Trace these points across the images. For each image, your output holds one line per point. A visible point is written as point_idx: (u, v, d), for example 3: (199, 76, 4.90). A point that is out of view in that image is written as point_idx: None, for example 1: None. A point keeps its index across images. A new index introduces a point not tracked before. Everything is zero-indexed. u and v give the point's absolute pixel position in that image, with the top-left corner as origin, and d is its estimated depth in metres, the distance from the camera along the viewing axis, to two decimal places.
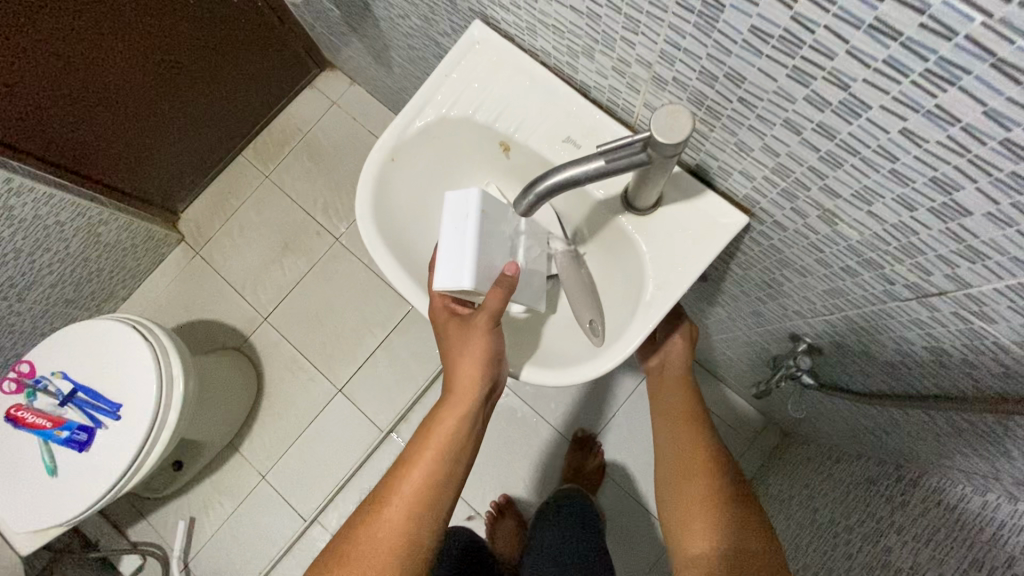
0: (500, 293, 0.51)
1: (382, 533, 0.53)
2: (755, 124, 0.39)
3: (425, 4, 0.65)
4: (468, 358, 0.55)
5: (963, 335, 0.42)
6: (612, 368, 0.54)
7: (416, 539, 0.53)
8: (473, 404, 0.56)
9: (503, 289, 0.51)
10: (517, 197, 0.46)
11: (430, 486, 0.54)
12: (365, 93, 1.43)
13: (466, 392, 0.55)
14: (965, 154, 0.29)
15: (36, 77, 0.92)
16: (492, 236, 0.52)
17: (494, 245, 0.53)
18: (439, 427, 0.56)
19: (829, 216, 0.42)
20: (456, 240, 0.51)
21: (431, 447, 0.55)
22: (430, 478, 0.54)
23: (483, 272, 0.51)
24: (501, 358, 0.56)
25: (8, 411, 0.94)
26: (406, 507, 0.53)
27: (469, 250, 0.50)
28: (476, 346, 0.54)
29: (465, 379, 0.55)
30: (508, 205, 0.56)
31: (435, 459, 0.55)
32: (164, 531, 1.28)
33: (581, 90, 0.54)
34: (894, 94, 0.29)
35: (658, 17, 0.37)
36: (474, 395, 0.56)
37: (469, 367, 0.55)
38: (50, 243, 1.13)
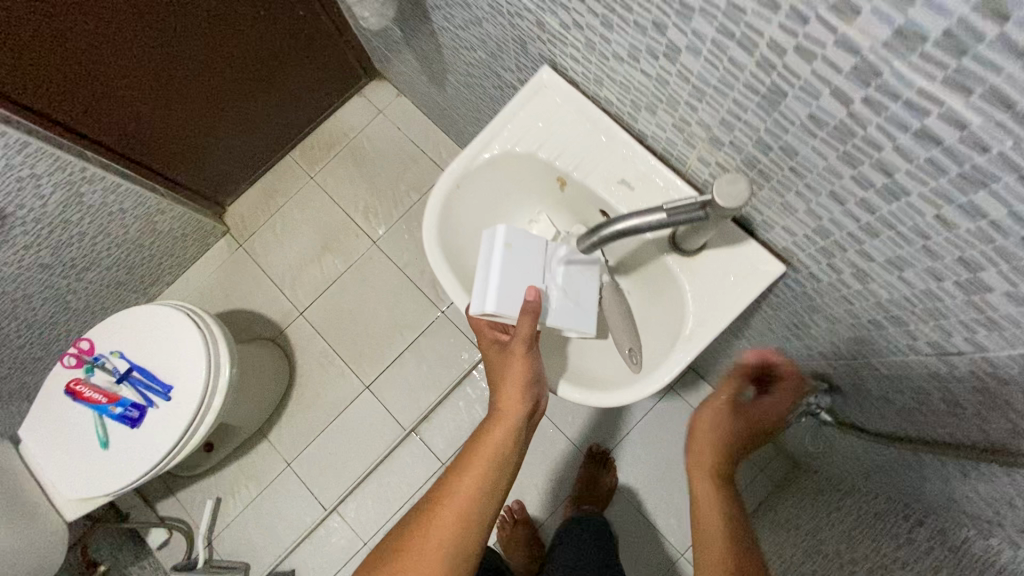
0: (526, 319, 0.57)
1: (435, 534, 0.53)
2: (803, 191, 0.44)
3: (494, 43, 0.70)
4: (512, 375, 0.60)
5: (977, 393, 0.46)
6: (647, 396, 0.59)
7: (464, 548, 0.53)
8: (519, 418, 0.59)
9: (528, 315, 0.56)
10: (580, 237, 0.51)
11: (480, 495, 0.55)
12: (410, 104, 1.49)
13: (512, 407, 0.59)
14: (990, 242, 0.33)
15: (114, 73, 1.00)
16: (517, 264, 0.59)
17: (526, 272, 0.59)
18: (490, 438, 0.58)
19: (863, 274, 0.46)
20: (484, 273, 0.59)
21: (481, 458, 0.57)
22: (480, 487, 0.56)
23: (508, 301, 0.57)
24: (540, 378, 0.62)
25: (68, 385, 1.01)
26: (459, 510, 0.54)
27: (489, 279, 0.57)
28: (519, 365, 0.59)
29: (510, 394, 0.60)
30: (546, 244, 0.61)
31: (485, 471, 0.56)
32: (192, 508, 1.35)
33: (637, 137, 0.59)
34: (932, 187, 0.34)
35: (723, 93, 0.42)
36: (520, 409, 0.60)
37: (510, 383, 0.60)
38: (111, 228, 1.21)
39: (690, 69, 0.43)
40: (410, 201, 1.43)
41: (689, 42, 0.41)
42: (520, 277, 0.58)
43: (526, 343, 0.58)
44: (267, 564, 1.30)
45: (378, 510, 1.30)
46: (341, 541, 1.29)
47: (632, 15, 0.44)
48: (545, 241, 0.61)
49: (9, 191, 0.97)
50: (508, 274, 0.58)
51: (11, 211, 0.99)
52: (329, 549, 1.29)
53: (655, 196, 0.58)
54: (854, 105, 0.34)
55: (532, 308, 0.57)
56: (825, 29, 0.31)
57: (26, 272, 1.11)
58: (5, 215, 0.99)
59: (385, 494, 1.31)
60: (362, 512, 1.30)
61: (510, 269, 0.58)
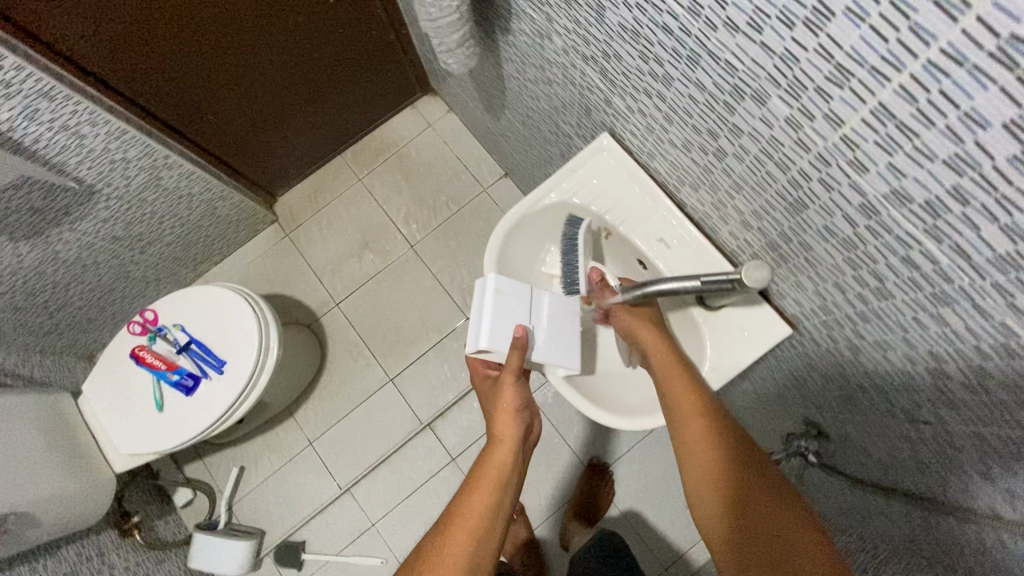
0: (515, 353, 0.65)
1: (448, 551, 0.57)
2: (813, 276, 0.54)
3: (560, 101, 0.80)
4: (506, 402, 0.68)
5: (938, 456, 0.56)
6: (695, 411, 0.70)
7: (480, 556, 0.57)
8: (516, 440, 0.67)
9: (518, 349, 0.65)
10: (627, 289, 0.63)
11: (489, 509, 0.60)
12: (459, 122, 1.59)
13: (507, 432, 0.67)
14: (953, 344, 0.43)
15: (207, 76, 1.10)
16: (508, 304, 0.67)
17: (517, 311, 0.67)
18: (490, 461, 0.65)
19: (856, 348, 0.56)
20: (476, 314, 0.67)
21: (486, 479, 0.63)
22: (490, 503, 0.61)
23: (500, 339, 0.65)
24: (530, 404, 0.70)
25: (133, 350, 1.12)
26: (469, 528, 0.58)
27: (482, 317, 0.65)
28: (511, 391, 0.68)
29: (505, 417, 0.68)
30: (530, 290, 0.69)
31: (491, 486, 0.62)
32: (218, 474, 1.45)
33: (678, 203, 0.70)
34: (911, 297, 0.44)
35: (758, 192, 0.52)
36: (514, 431, 0.68)
37: (506, 414, 0.68)
38: (179, 209, 1.31)
39: (732, 169, 0.53)
40: (449, 212, 1.54)
41: (735, 150, 0.51)
42: (508, 319, 0.66)
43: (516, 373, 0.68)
44: (281, 532, 1.40)
45: (389, 495, 1.40)
46: (351, 519, 1.39)
47: (691, 119, 0.53)
48: (532, 288, 0.70)
49: (102, 171, 1.09)
50: (500, 314, 0.66)
51: (100, 188, 1.11)
52: (339, 525, 1.39)
53: (687, 255, 0.68)
54: (858, 228, 0.44)
55: (521, 343, 0.65)
56: (842, 173, 0.41)
57: (99, 242, 1.22)
58: (95, 191, 1.11)
59: (396, 480, 1.41)
60: (374, 495, 1.40)
61: (502, 310, 0.67)
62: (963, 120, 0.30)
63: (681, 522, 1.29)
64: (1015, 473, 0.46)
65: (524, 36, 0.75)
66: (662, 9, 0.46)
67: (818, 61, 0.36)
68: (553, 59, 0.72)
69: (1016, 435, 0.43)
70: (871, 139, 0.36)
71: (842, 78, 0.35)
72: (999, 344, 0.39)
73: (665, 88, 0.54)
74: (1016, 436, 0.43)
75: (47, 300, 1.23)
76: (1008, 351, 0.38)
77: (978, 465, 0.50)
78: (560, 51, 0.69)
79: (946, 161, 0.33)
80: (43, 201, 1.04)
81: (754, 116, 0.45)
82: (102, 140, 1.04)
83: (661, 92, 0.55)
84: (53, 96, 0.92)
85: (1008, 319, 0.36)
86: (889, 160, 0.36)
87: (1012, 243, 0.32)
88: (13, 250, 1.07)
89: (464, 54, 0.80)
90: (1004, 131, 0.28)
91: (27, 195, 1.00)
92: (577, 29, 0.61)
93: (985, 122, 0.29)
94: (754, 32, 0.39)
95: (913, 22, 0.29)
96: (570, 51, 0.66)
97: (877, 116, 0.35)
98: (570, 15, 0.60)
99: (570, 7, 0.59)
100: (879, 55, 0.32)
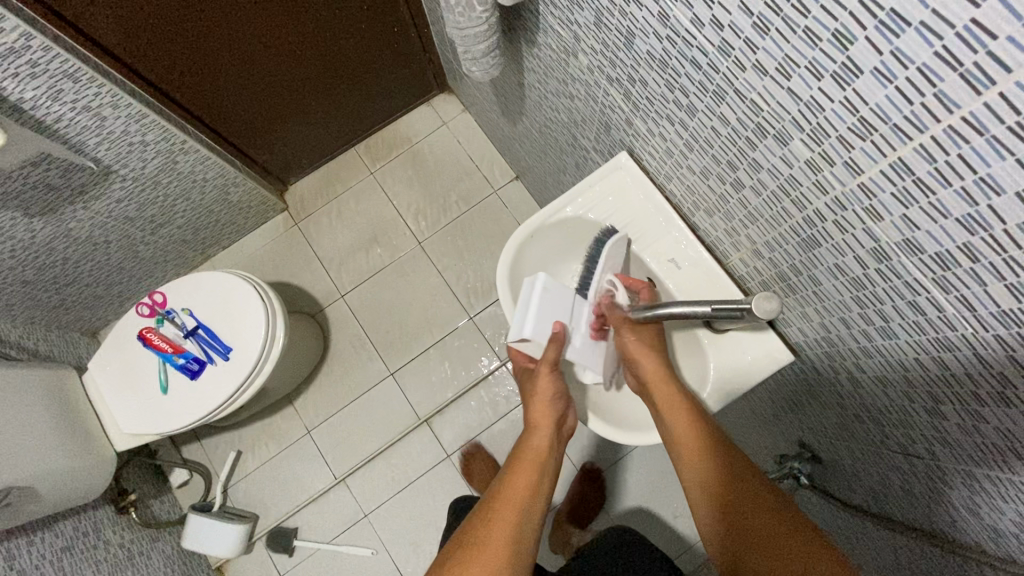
0: (553, 346, 0.69)
1: (497, 521, 0.59)
2: (819, 309, 0.56)
3: (581, 116, 0.82)
4: (542, 391, 0.71)
5: (927, 489, 0.58)
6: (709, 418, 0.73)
7: (525, 528, 0.59)
8: (551, 427, 0.69)
9: (557, 343, 0.68)
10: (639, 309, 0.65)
11: (532, 486, 0.63)
12: (473, 122, 1.60)
13: (543, 419, 0.70)
14: (950, 386, 0.45)
15: (229, 64, 1.11)
16: (553, 303, 0.70)
17: (559, 311, 0.70)
18: (529, 444, 0.68)
19: (855, 381, 0.58)
20: (524, 303, 0.70)
21: (526, 460, 0.66)
22: (532, 480, 0.63)
23: (541, 331, 0.69)
24: (565, 396, 0.72)
25: (141, 331, 1.14)
26: (515, 503, 0.61)
27: (528, 309, 0.69)
28: (546, 380, 0.70)
29: (540, 407, 0.70)
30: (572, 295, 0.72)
31: (530, 470, 0.64)
32: (215, 457, 1.47)
33: (690, 226, 0.71)
34: (915, 339, 0.45)
35: (772, 225, 0.54)
36: (550, 420, 0.70)
37: (543, 401, 0.70)
38: (191, 193, 1.32)
39: (749, 201, 0.55)
40: (458, 211, 1.55)
41: (753, 183, 0.52)
42: (551, 314, 0.70)
43: (552, 365, 0.70)
44: (274, 518, 1.42)
45: (382, 488, 1.42)
46: (343, 509, 1.41)
47: (711, 149, 0.55)
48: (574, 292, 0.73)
49: (119, 153, 1.10)
50: (545, 309, 0.69)
51: (116, 169, 1.12)
52: (331, 514, 1.41)
53: (697, 277, 0.70)
54: (867, 270, 0.45)
55: (558, 339, 0.69)
56: (857, 218, 0.42)
57: (111, 222, 1.23)
58: (111, 172, 1.12)
59: (390, 474, 1.42)
60: (367, 487, 1.42)
61: (546, 307, 0.70)
62: (978, 184, 0.31)
63: (669, 531, 1.31)
64: (1001, 511, 0.48)
65: (549, 51, 0.76)
66: (692, 44, 0.47)
67: (843, 112, 0.37)
68: (577, 75, 0.73)
69: (1005, 477, 0.45)
70: (888, 191, 0.38)
71: (865, 130, 0.36)
72: (996, 392, 0.41)
73: (689, 117, 0.55)
74: (1004, 478, 0.45)
75: (56, 275, 1.24)
76: (1004, 398, 0.40)
77: (967, 501, 0.52)
78: (585, 69, 0.70)
79: (959, 220, 0.34)
80: (60, 179, 1.05)
81: (775, 154, 0.47)
82: (122, 123, 1.05)
83: (684, 121, 0.56)
84: (78, 78, 0.93)
85: (1007, 370, 0.38)
86: (904, 212, 0.38)
87: (1016, 301, 0.34)
88: (26, 225, 1.08)
89: (489, 64, 0.81)
90: (1017, 199, 0.30)
91: (45, 172, 1.01)
92: (604, 51, 0.62)
93: (998, 188, 0.30)
94: (782, 77, 0.40)
95: (938, 89, 0.30)
96: (595, 71, 0.68)
97: (895, 170, 0.36)
98: (599, 37, 0.62)
99: (600, 29, 0.60)
100: (902, 115, 0.33)
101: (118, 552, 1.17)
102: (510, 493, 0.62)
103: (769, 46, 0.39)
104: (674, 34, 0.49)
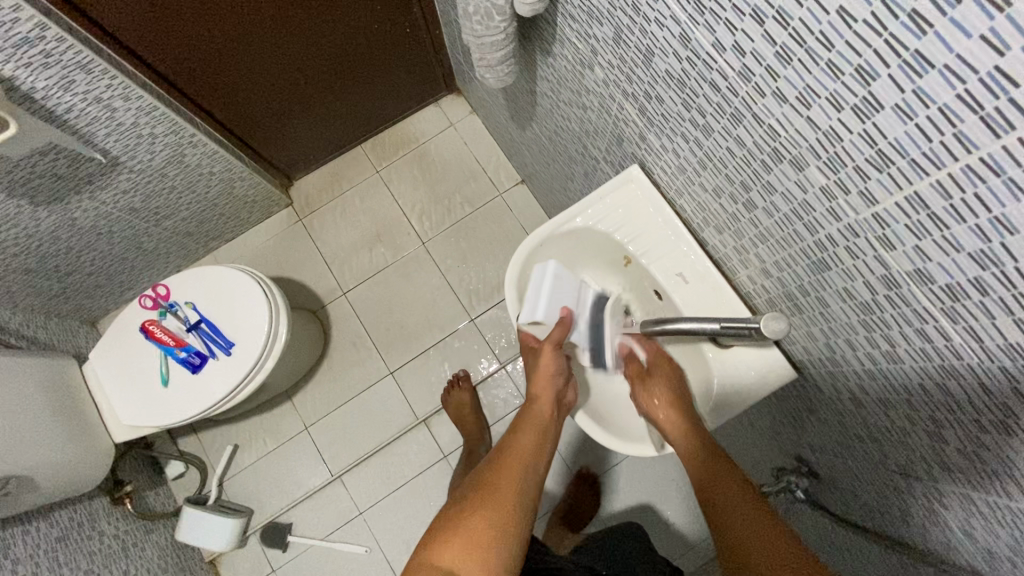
0: (559, 329, 0.73)
1: (502, 476, 0.60)
2: (824, 330, 0.57)
3: (593, 127, 0.82)
4: (543, 366, 0.73)
5: (923, 509, 0.59)
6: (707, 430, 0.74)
7: (528, 483, 0.60)
8: (552, 396, 0.71)
9: (564, 325, 0.73)
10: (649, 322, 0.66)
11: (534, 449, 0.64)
12: (481, 124, 1.60)
13: (545, 390, 0.72)
14: (953, 411, 0.46)
15: (243, 59, 1.11)
16: (561, 290, 0.75)
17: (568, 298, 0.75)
18: (531, 411, 0.69)
19: (857, 401, 0.59)
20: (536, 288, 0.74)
21: (529, 425, 0.67)
22: (534, 442, 0.65)
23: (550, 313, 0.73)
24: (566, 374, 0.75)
25: (144, 323, 1.14)
26: (519, 461, 0.62)
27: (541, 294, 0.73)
28: (548, 357, 0.73)
29: (540, 380, 0.72)
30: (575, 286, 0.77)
31: (533, 432, 0.66)
32: (211, 450, 1.47)
33: (699, 241, 0.72)
34: (921, 365, 0.46)
35: (782, 246, 0.55)
36: (551, 391, 0.72)
37: (544, 374, 0.72)
38: (197, 186, 1.32)
39: (760, 221, 0.56)
40: (463, 213, 1.55)
41: (766, 205, 0.53)
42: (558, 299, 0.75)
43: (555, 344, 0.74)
44: (268, 513, 1.42)
45: (378, 486, 1.42)
46: (339, 506, 1.41)
47: (725, 169, 0.56)
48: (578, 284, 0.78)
49: (127, 144, 1.10)
50: (554, 295, 0.74)
51: (123, 160, 1.12)
52: (326, 512, 1.41)
53: (704, 292, 0.71)
54: (877, 296, 0.46)
55: (564, 322, 0.74)
56: (869, 245, 0.43)
57: (117, 212, 1.22)
58: (118, 163, 1.12)
59: (387, 472, 1.43)
60: (363, 485, 1.42)
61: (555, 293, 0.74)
62: (992, 222, 0.32)
63: (663, 538, 1.32)
64: (997, 534, 0.49)
65: (565, 61, 0.76)
66: (711, 67, 0.48)
67: (861, 144, 0.38)
68: (592, 88, 0.74)
69: (1001, 501, 0.46)
70: (902, 222, 0.39)
71: (882, 162, 0.37)
72: (997, 420, 0.42)
73: (704, 136, 0.56)
74: (1001, 502, 0.46)
75: (58, 264, 1.24)
76: (1005, 427, 0.41)
77: (962, 522, 0.53)
78: (601, 82, 0.70)
79: (970, 254, 0.35)
80: (68, 168, 1.05)
81: (790, 178, 0.47)
82: (132, 115, 1.05)
83: (699, 139, 0.57)
84: (91, 69, 0.93)
85: (1010, 400, 0.39)
86: (917, 243, 0.38)
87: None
88: (31, 214, 1.08)
89: (503, 72, 0.81)
90: None
91: (52, 161, 1.01)
92: (621, 66, 0.63)
93: (1013, 227, 0.31)
94: (801, 106, 0.41)
95: (957, 129, 0.31)
96: (611, 85, 0.68)
97: (910, 204, 0.37)
98: (617, 53, 0.62)
99: (618, 45, 0.61)
100: (920, 150, 0.34)
101: (113, 543, 1.17)
102: (514, 451, 0.63)
103: (790, 75, 0.40)
104: (694, 57, 0.50)
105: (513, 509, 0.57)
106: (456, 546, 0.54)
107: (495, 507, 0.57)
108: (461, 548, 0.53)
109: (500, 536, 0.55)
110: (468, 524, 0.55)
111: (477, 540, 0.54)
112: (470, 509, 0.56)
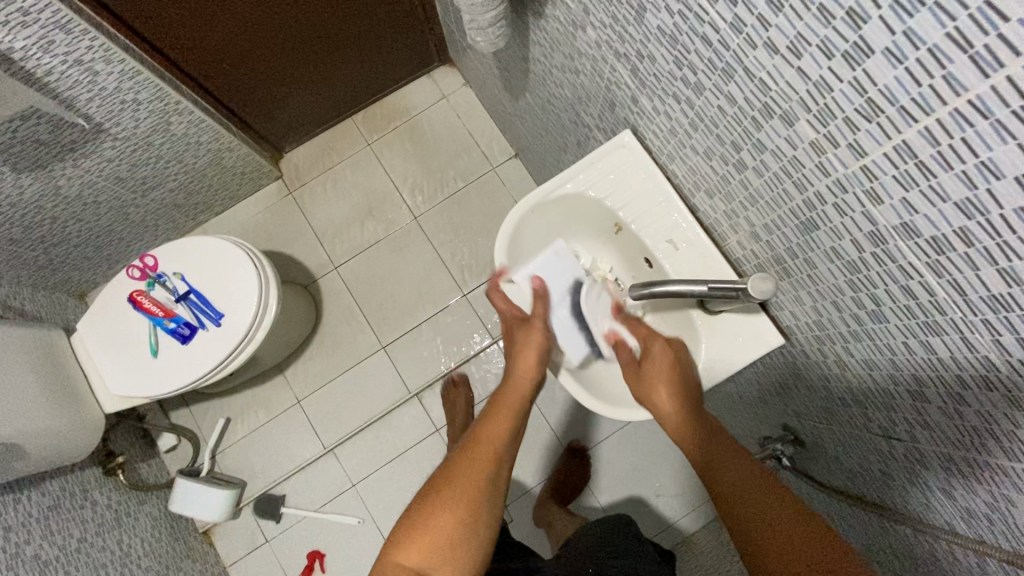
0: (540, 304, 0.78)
1: (475, 461, 0.62)
2: (812, 292, 0.57)
3: (585, 93, 0.81)
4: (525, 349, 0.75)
5: (904, 471, 0.59)
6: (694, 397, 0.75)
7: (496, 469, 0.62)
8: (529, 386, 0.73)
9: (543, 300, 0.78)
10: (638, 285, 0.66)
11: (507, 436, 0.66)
12: (474, 96, 1.58)
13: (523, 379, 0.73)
14: (938, 370, 0.46)
15: (229, 23, 1.08)
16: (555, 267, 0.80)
17: (552, 274, 0.80)
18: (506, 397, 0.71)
19: (842, 363, 0.60)
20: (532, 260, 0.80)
21: (503, 410, 0.69)
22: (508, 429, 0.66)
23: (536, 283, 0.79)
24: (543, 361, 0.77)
25: (132, 293, 1.13)
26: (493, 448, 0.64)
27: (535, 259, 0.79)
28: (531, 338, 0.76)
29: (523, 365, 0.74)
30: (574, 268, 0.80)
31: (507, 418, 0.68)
32: (203, 423, 1.47)
33: (690, 208, 0.72)
34: (905, 322, 0.46)
35: (772, 208, 0.55)
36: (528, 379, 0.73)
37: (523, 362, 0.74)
38: (185, 156, 1.30)
39: (750, 181, 0.55)
40: (455, 187, 1.54)
41: (756, 164, 0.53)
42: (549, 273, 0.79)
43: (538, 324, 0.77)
44: (261, 485, 1.43)
45: (370, 458, 1.43)
46: (331, 479, 1.42)
47: (716, 129, 0.55)
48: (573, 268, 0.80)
49: (111, 110, 1.07)
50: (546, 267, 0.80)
51: (108, 127, 1.10)
52: (319, 484, 1.42)
53: (694, 256, 0.71)
54: (864, 254, 0.46)
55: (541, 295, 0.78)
56: (857, 201, 0.43)
57: (102, 181, 1.20)
58: (102, 130, 1.10)
59: (379, 446, 1.43)
60: (355, 457, 1.43)
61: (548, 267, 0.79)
62: (979, 167, 0.32)
63: (651, 511, 1.33)
64: (975, 493, 0.50)
65: (557, 22, 0.75)
66: (703, 20, 0.47)
67: (851, 93, 0.37)
68: (584, 50, 0.73)
69: (983, 459, 0.47)
70: (890, 173, 0.38)
71: (871, 112, 0.37)
72: (979, 376, 0.42)
73: (695, 95, 0.55)
74: (980, 460, 0.47)
75: (44, 234, 1.22)
76: (986, 382, 0.42)
77: (943, 483, 0.54)
78: (593, 43, 0.69)
79: (957, 204, 0.35)
80: (50, 134, 1.03)
81: (779, 135, 0.47)
82: (115, 79, 1.02)
83: (690, 99, 0.56)
84: (70, 29, 0.90)
85: (991, 354, 0.40)
86: (904, 195, 0.38)
87: (1006, 286, 0.35)
88: (15, 181, 1.06)
89: (494, 34, 0.79)
90: (1016, 184, 0.31)
91: (34, 126, 0.99)
92: (614, 25, 0.62)
93: (999, 172, 0.31)
94: (793, 56, 0.40)
95: (947, 72, 0.31)
96: (603, 46, 0.67)
97: (899, 153, 0.37)
98: (609, 11, 0.61)
99: (610, 2, 0.60)
100: (910, 97, 0.34)
101: (106, 513, 1.18)
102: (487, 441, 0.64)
103: (782, 23, 0.39)
104: (686, 10, 0.49)
105: (479, 496, 0.59)
106: (425, 540, 0.56)
107: (466, 496, 0.59)
108: (429, 543, 0.56)
109: (464, 525, 0.57)
110: (436, 514, 0.57)
111: (444, 535, 0.56)
112: (441, 504, 0.58)
